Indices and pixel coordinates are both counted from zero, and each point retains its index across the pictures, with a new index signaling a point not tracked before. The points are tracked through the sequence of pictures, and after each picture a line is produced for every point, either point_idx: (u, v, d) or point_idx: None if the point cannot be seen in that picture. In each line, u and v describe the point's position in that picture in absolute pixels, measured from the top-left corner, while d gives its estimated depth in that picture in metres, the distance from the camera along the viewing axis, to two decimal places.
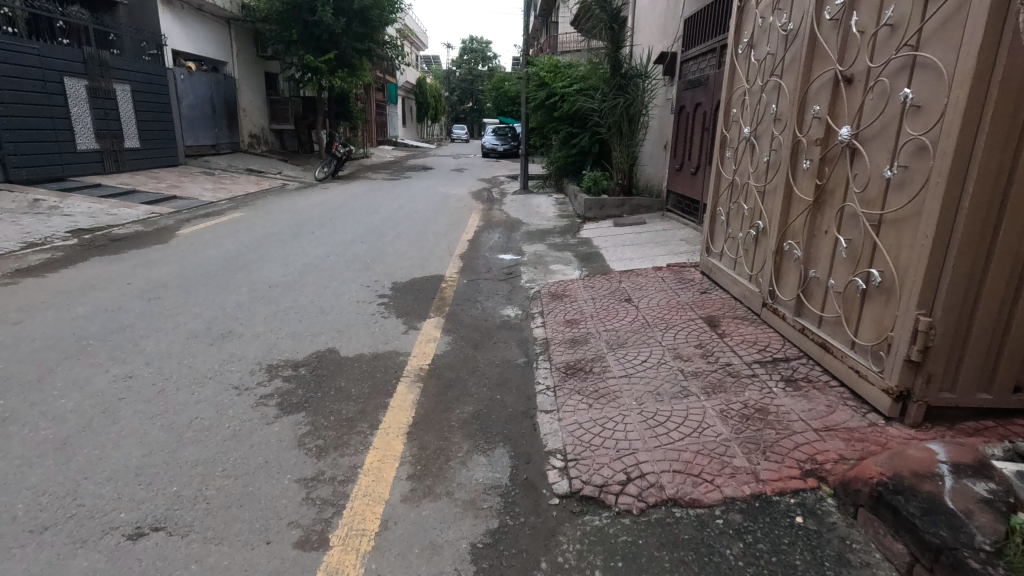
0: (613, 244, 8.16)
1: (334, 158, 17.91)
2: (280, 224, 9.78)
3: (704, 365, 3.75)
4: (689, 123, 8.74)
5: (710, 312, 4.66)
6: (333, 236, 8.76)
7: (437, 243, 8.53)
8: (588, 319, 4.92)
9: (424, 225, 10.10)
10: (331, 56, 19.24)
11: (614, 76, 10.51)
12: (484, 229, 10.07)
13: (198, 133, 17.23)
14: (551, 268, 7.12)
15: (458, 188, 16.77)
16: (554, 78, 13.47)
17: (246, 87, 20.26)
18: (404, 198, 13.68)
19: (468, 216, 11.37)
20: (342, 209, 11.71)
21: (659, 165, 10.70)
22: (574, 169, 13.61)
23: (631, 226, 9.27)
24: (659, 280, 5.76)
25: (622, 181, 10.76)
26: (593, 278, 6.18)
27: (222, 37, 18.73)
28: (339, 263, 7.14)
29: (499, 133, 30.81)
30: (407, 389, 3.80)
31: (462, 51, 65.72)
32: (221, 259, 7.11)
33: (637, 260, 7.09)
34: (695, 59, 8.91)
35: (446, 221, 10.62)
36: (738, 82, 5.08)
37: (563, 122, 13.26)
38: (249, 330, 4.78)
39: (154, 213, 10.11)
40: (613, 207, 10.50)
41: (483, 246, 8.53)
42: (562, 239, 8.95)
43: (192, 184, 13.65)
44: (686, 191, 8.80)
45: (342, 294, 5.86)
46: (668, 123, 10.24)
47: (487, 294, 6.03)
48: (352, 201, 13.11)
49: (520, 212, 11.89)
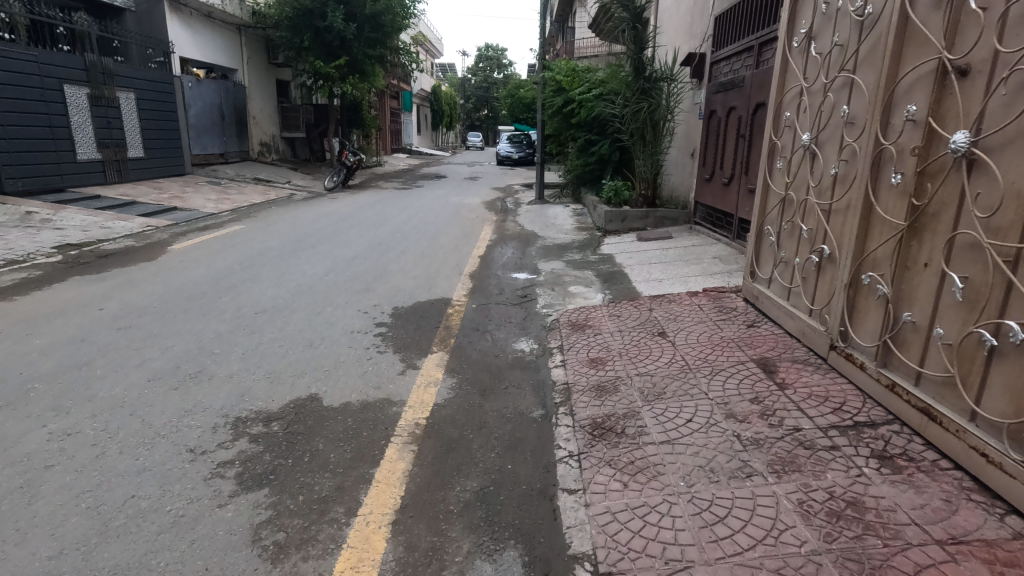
0: (639, 262, 7.43)
1: (344, 167, 17.42)
2: (280, 238, 9.20)
3: (765, 429, 2.99)
4: (721, 129, 7.99)
5: (763, 353, 3.90)
6: (335, 252, 8.14)
7: (446, 260, 7.86)
8: (616, 359, 4.19)
9: (433, 238, 9.44)
10: (342, 61, 18.86)
11: (636, 80, 9.82)
12: (496, 242, 9.41)
13: (206, 141, 16.87)
14: (570, 290, 6.41)
15: (471, 197, 16.15)
16: (572, 83, 12.80)
17: (257, 95, 19.94)
18: (414, 209, 13.08)
19: (480, 228, 10.71)
20: (347, 221, 11.13)
21: (685, 174, 9.97)
22: (593, 178, 12.92)
23: (657, 241, 8.53)
24: (695, 309, 5.02)
25: (645, 191, 10.07)
26: (620, 305, 5.44)
27: (232, 44, 18.42)
28: (338, 283, 6.51)
29: (514, 140, 30.28)
30: (398, 454, 3.11)
31: (478, 59, 65.47)
32: (209, 279, 6.50)
33: (667, 282, 6.35)
34: (727, 60, 8.17)
35: (457, 234, 9.97)
36: (791, 80, 4.34)
37: (581, 129, 12.58)
38: (222, 370, 4.12)
39: (150, 226, 9.61)
40: (635, 219, 9.77)
41: (496, 263, 7.86)
42: (581, 255, 8.24)
43: (196, 194, 13.21)
44: (718, 204, 8.05)
45: (334, 323, 5.19)
46: (696, 129, 9.51)
47: (498, 323, 5.34)
48: (359, 211, 12.55)
49: (536, 224, 11.21)
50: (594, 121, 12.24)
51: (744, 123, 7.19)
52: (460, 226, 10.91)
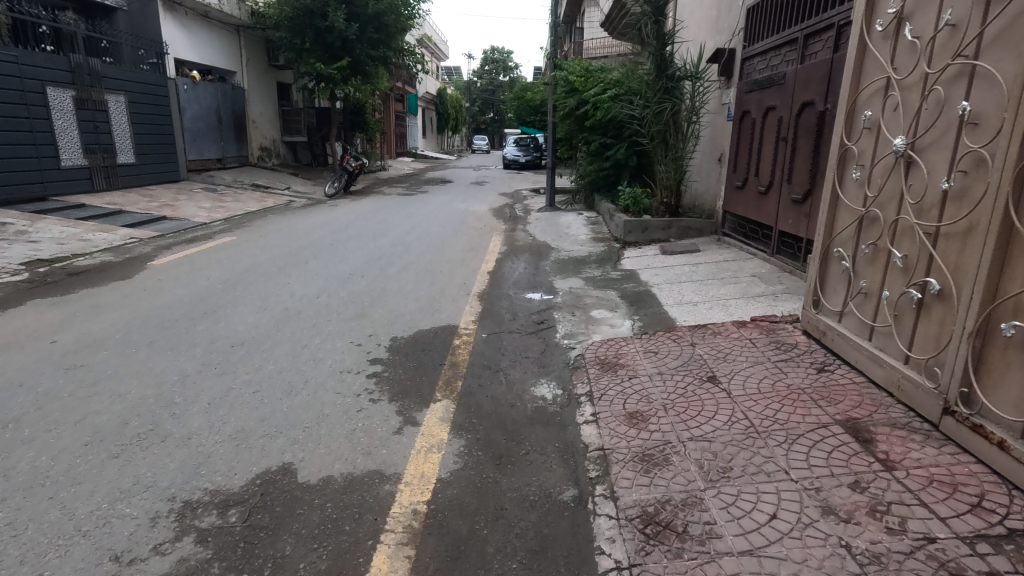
0: (667, 280, 6.67)
1: (345, 172, 16.70)
2: (273, 251, 8.49)
3: (884, 538, 2.23)
4: (756, 132, 7.22)
5: (848, 411, 3.13)
6: (330, 269, 7.42)
7: (452, 277, 7.11)
8: (661, 415, 3.41)
9: (438, 251, 8.70)
10: (344, 62, 18.20)
11: (659, 79, 9.05)
12: (506, 255, 8.66)
13: (202, 146, 16.22)
14: (593, 315, 5.62)
15: (478, 204, 15.40)
16: (586, 83, 12.03)
17: (257, 98, 19.31)
18: (417, 218, 12.33)
19: (488, 239, 9.95)
20: (347, 231, 10.44)
21: (711, 180, 9.16)
22: (608, 185, 12.12)
23: (684, 255, 7.76)
24: (749, 345, 4.22)
25: (667, 199, 9.27)
26: (656, 337, 4.66)
27: (231, 45, 17.80)
28: (331, 307, 5.77)
29: (521, 144, 29.62)
30: (390, 563, 2.36)
31: (483, 61, 64.90)
32: (185, 303, 5.78)
33: (705, 307, 5.56)
34: (761, 56, 7.41)
35: (463, 246, 9.22)
36: (873, 71, 3.56)
37: (595, 132, 11.81)
38: (178, 428, 3.36)
39: (133, 238, 8.93)
40: (657, 229, 8.99)
41: (507, 280, 7.12)
42: (601, 271, 7.49)
43: (188, 202, 12.53)
44: (753, 214, 7.29)
45: (321, 360, 4.44)
46: (724, 131, 8.71)
47: (512, 359, 4.58)
48: (359, 220, 11.83)
49: (548, 234, 10.46)
50: (610, 123, 11.46)
51: (786, 125, 6.43)
52: (467, 236, 10.17)
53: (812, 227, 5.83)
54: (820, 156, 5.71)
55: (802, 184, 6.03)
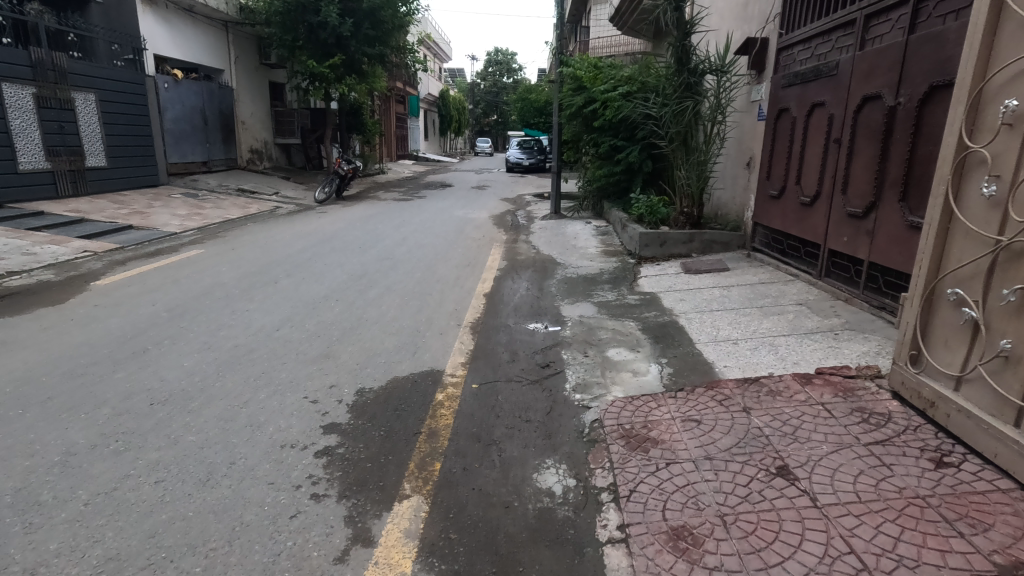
0: (695, 308, 5.66)
1: (337, 176, 15.68)
2: (240, 266, 7.49)
3: None
4: (799, 133, 6.18)
5: (1010, 549, 2.11)
6: (302, 291, 6.40)
7: (442, 302, 6.08)
8: (720, 535, 2.37)
9: (430, 268, 7.67)
10: (337, 60, 17.26)
11: (680, 73, 8.02)
12: (507, 272, 7.65)
13: (186, 148, 15.28)
14: (610, 356, 4.58)
15: (478, 211, 14.34)
16: (595, 79, 10.97)
17: (247, 98, 18.36)
18: (411, 227, 11.30)
19: (487, 252, 8.91)
20: (331, 241, 9.43)
21: (737, 187, 8.11)
22: (619, 190, 11.08)
23: (711, 275, 6.74)
24: (824, 414, 3.17)
25: (688, 209, 8.24)
26: (695, 396, 3.61)
27: (218, 42, 16.85)
28: (290, 344, 4.76)
29: (524, 146, 28.59)
30: None
31: (487, 63, 63.89)
32: (114, 337, 4.79)
33: (748, 348, 4.52)
34: (800, 44, 6.38)
35: (458, 260, 8.19)
36: (1019, 45, 2.53)
37: (605, 133, 10.79)
38: (26, 552, 2.36)
39: (87, 251, 7.96)
40: (677, 243, 7.97)
41: (507, 305, 6.11)
42: (615, 293, 6.48)
43: (163, 208, 11.58)
44: (794, 229, 6.26)
45: (258, 428, 3.41)
46: (754, 132, 7.65)
47: (509, 423, 3.55)
48: (347, 229, 10.81)
49: (554, 246, 9.45)
50: (621, 123, 10.44)
51: (839, 125, 5.40)
52: (464, 249, 9.16)
53: (876, 248, 4.80)
54: (888, 162, 4.68)
55: (863, 195, 4.99)
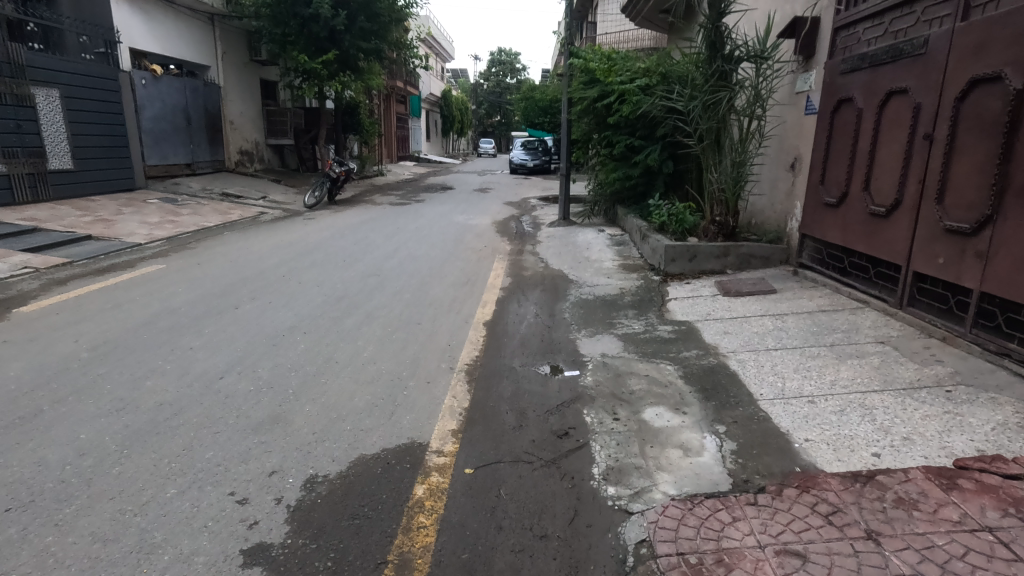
0: (746, 345, 4.56)
1: (328, 179, 14.59)
2: (200, 285, 6.44)
3: None
4: (868, 127, 5.07)
5: None
6: (265, 320, 5.31)
7: (433, 337, 4.98)
8: None
9: (422, 288, 6.58)
10: (330, 55, 16.29)
11: (713, 61, 6.91)
12: (510, 292, 6.58)
13: (168, 150, 14.24)
14: (648, 421, 3.48)
15: (479, 217, 13.23)
16: (610, 72, 9.85)
17: (237, 96, 17.32)
18: (405, 235, 10.22)
19: (489, 266, 7.81)
20: (313, 254, 8.35)
21: (778, 192, 7.00)
22: (637, 194, 9.95)
23: (755, 299, 5.64)
24: (1001, 554, 2.10)
25: (720, 217, 7.13)
26: (786, 502, 2.51)
27: (204, 37, 15.82)
28: (232, 399, 3.70)
29: (528, 147, 27.11)
30: None
31: (490, 63, 62.97)
32: (6, 388, 3.74)
33: (831, 410, 3.41)
34: (867, 20, 5.26)
35: (454, 278, 7.11)
36: None
37: (620, 131, 9.72)
38: None
39: (27, 267, 6.94)
40: (708, 258, 6.88)
41: (511, 338, 5.03)
42: (641, 321, 5.40)
43: (133, 215, 10.57)
44: (861, 245, 5.16)
45: (147, 557, 2.33)
46: (800, 129, 6.55)
47: (517, 543, 2.46)
48: (333, 239, 9.71)
49: (564, 258, 8.37)
50: (639, 120, 9.36)
51: (931, 118, 4.31)
52: (463, 262, 8.09)
53: (993, 276, 3.70)
54: (1013, 164, 3.60)
55: (970, 206, 3.89)
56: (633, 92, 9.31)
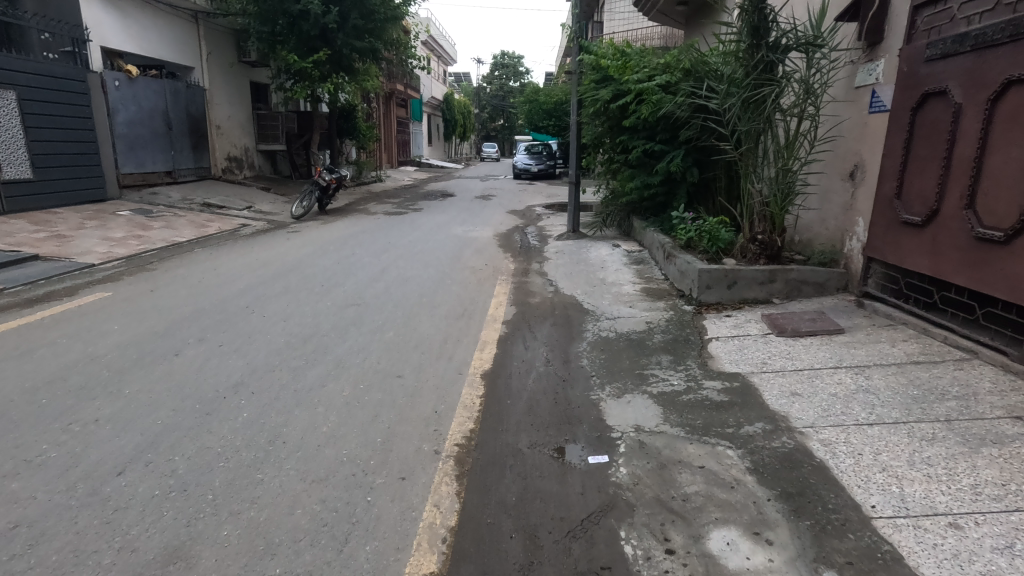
0: (828, 417, 3.43)
1: (317, 187, 13.55)
2: (141, 320, 5.38)
3: None
4: (975, 127, 4.01)
5: None
6: (206, 373, 4.21)
7: (415, 400, 3.88)
8: None
9: (409, 324, 5.48)
10: (322, 54, 15.39)
11: (755, 50, 5.82)
12: (514, 328, 5.49)
13: (145, 156, 13.23)
14: (718, 560, 2.38)
15: (480, 229, 12.12)
16: (626, 69, 8.76)
17: (224, 99, 16.29)
18: (397, 251, 9.15)
19: (490, 292, 6.70)
20: (288, 277, 7.27)
21: (831, 206, 5.89)
22: (657, 206, 8.86)
23: (820, 343, 4.52)
24: None
25: (763, 235, 6.03)
26: None
27: (187, 36, 14.79)
28: (121, 516, 2.62)
29: (533, 151, 26.11)
30: None
31: (493, 66, 62.09)
32: None
33: (991, 546, 2.31)
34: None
35: (448, 308, 6.00)
36: None
37: (638, 135, 8.65)
38: None
39: None
40: (750, 285, 5.78)
41: (516, 400, 3.93)
42: (680, 372, 4.29)
43: (96, 229, 9.56)
44: (962, 277, 4.07)
45: None
46: (862, 131, 5.46)
47: None
48: (315, 257, 8.61)
49: (576, 281, 7.29)
50: (659, 122, 8.30)
51: None
52: (459, 286, 7.00)
53: None
54: None
55: None
56: (652, 91, 8.23)
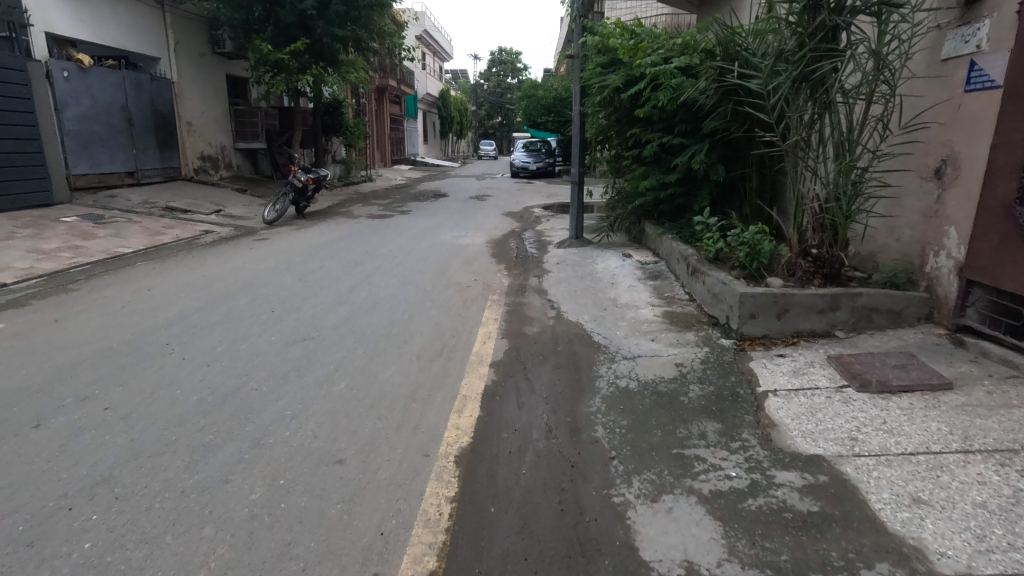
0: (991, 555, 2.20)
1: (292, 189, 12.29)
2: (18, 368, 4.11)
3: None
4: None
5: None
6: (63, 462, 2.95)
7: (352, 512, 2.62)
8: None
9: (369, 371, 4.22)
10: (300, 43, 14.19)
11: (815, 13, 4.54)
12: (503, 373, 4.24)
13: (101, 155, 11.97)
14: None
15: (473, 234, 10.87)
16: (638, 50, 7.46)
17: (196, 92, 14.97)
18: (373, 263, 7.90)
19: (477, 320, 5.46)
20: (233, 300, 5.99)
21: (906, 211, 4.64)
22: (674, 209, 7.61)
23: (925, 407, 3.28)
24: None
25: (819, 249, 4.76)
26: None
27: (150, 23, 13.47)
28: None
29: (531, 148, 24.88)
30: None
31: (491, 62, 60.77)
32: None
33: None
34: None
35: (422, 345, 4.74)
36: None
37: (653, 127, 7.40)
38: None
39: None
40: (806, 313, 4.52)
41: (505, 506, 2.69)
42: (734, 452, 3.05)
43: (26, 239, 8.30)
44: None
45: None
46: (954, 115, 4.21)
47: None
48: (275, 271, 7.35)
49: (582, 302, 6.04)
50: (678, 112, 7.05)
51: None
52: (441, 311, 5.75)
53: None
54: None
55: None
56: (670, 74, 6.96)
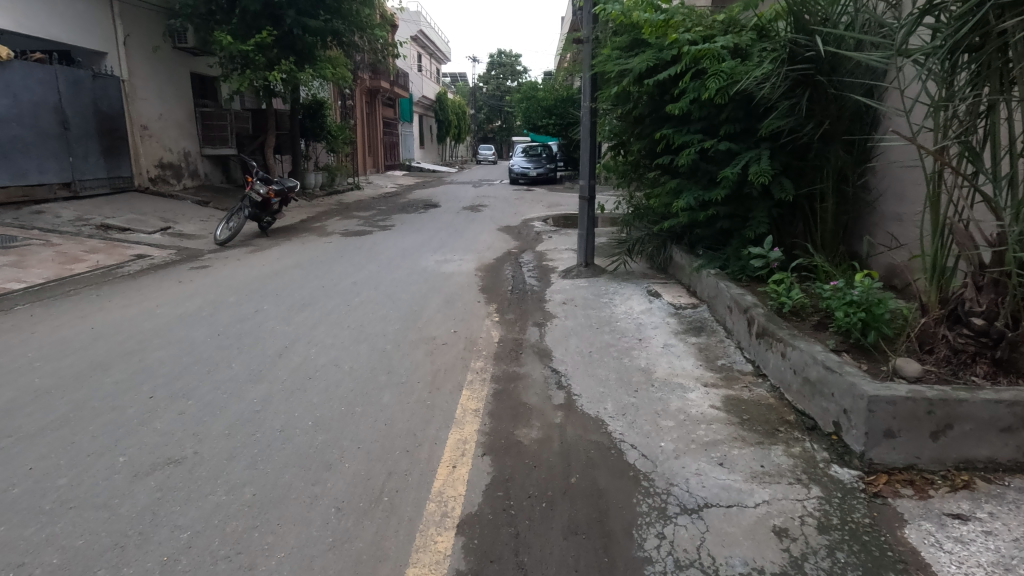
0: None
1: (248, 204, 10.50)
2: None
3: None
4: None
5: None
6: None
7: None
8: None
9: (246, 549, 2.43)
10: (265, 34, 12.47)
11: None
12: (481, 548, 2.46)
13: (25, 163, 10.27)
14: None
15: (461, 256, 9.09)
16: (669, 26, 5.65)
17: (152, 92, 13.20)
18: (326, 304, 6.13)
19: (449, 412, 3.69)
20: (102, 376, 4.18)
21: None
22: (716, 235, 5.83)
23: None
24: None
25: (992, 319, 2.97)
26: None
27: (93, 12, 11.71)
28: None
29: (531, 153, 23.14)
30: None
31: (489, 64, 59.07)
32: None
33: None
34: None
35: (352, 477, 2.95)
36: None
37: (691, 127, 5.61)
38: None
39: None
40: (981, 431, 2.75)
41: None
42: None
43: None
44: None
45: None
46: None
47: None
48: (192, 319, 5.56)
49: (599, 374, 4.25)
50: (727, 106, 5.26)
51: None
52: (397, 393, 3.97)
53: None
54: None
55: None
56: (716, 56, 5.18)
